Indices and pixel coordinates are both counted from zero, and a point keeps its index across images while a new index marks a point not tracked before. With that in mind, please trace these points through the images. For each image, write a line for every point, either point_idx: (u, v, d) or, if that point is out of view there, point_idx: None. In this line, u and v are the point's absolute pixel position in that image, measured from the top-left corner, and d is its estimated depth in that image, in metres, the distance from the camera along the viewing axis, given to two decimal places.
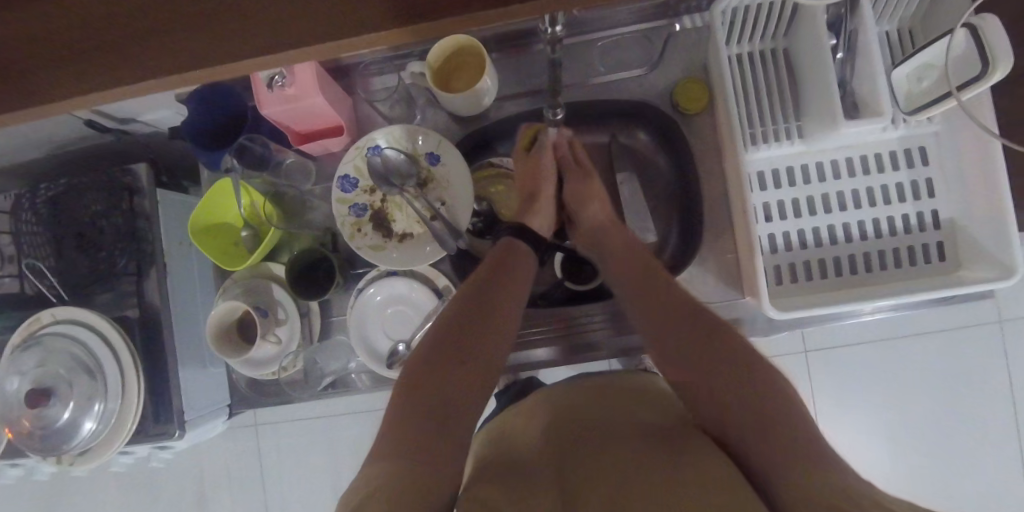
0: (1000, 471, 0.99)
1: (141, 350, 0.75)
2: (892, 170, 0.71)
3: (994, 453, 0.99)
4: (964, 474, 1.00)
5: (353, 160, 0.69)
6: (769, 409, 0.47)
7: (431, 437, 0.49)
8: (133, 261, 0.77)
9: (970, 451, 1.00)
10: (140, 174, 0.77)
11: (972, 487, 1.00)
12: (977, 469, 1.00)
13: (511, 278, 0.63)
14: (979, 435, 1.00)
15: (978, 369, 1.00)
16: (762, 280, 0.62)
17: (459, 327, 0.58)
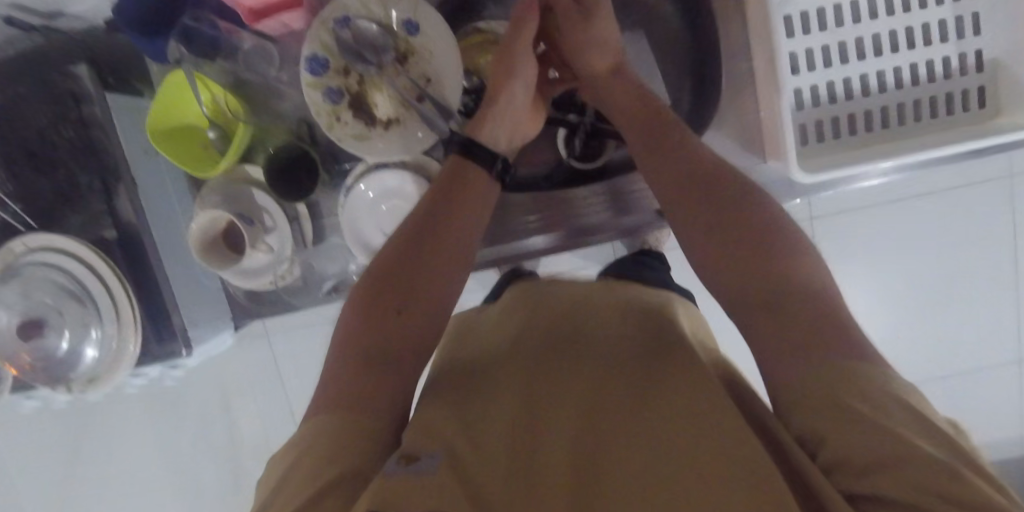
0: (998, 319, 1.02)
1: (127, 272, 0.71)
2: (936, 4, 0.62)
3: (995, 304, 1.01)
4: (961, 329, 1.03)
5: (318, 36, 0.59)
6: (805, 328, 0.41)
7: (383, 390, 0.46)
8: (98, 177, 0.70)
9: (972, 303, 1.01)
10: (82, 77, 0.68)
11: (968, 335, 1.03)
12: (975, 322, 1.02)
13: (464, 196, 0.55)
14: (984, 288, 1.00)
15: (993, 224, 0.98)
16: (791, 141, 0.57)
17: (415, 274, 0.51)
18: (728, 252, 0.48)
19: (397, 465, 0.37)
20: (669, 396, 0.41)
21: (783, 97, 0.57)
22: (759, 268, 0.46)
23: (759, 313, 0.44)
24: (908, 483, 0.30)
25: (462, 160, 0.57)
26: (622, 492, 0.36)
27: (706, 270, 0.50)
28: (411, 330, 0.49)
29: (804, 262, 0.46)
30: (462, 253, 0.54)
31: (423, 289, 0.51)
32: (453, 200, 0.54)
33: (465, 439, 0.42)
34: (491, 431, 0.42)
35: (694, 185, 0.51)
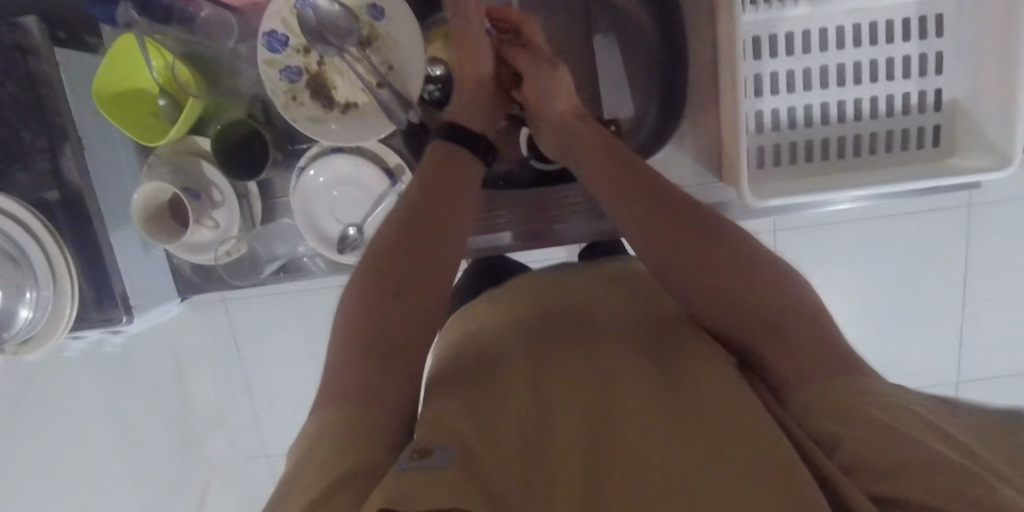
0: (938, 345, 1.06)
1: (68, 233, 0.69)
2: (902, 41, 0.63)
3: (936, 330, 1.05)
4: (902, 352, 1.07)
5: (278, 13, 0.58)
6: (790, 334, 0.43)
7: (385, 382, 0.43)
8: (42, 134, 0.67)
9: (915, 328, 1.05)
10: (30, 27, 0.64)
11: (908, 358, 1.07)
12: (916, 347, 1.06)
13: (459, 192, 0.56)
14: (928, 316, 1.04)
15: (942, 255, 1.01)
16: (743, 163, 0.57)
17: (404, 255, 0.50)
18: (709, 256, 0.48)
19: (410, 458, 0.34)
20: (682, 395, 0.41)
21: (739, 118, 0.57)
22: (739, 279, 0.46)
23: (765, 339, 0.44)
24: (951, 486, 0.29)
25: (445, 146, 0.58)
26: (653, 485, 0.34)
27: (679, 286, 0.48)
28: (405, 323, 0.47)
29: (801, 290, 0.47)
30: (459, 248, 0.54)
31: (417, 274, 0.49)
32: (454, 196, 0.55)
33: (473, 426, 0.39)
34: (494, 423, 0.40)
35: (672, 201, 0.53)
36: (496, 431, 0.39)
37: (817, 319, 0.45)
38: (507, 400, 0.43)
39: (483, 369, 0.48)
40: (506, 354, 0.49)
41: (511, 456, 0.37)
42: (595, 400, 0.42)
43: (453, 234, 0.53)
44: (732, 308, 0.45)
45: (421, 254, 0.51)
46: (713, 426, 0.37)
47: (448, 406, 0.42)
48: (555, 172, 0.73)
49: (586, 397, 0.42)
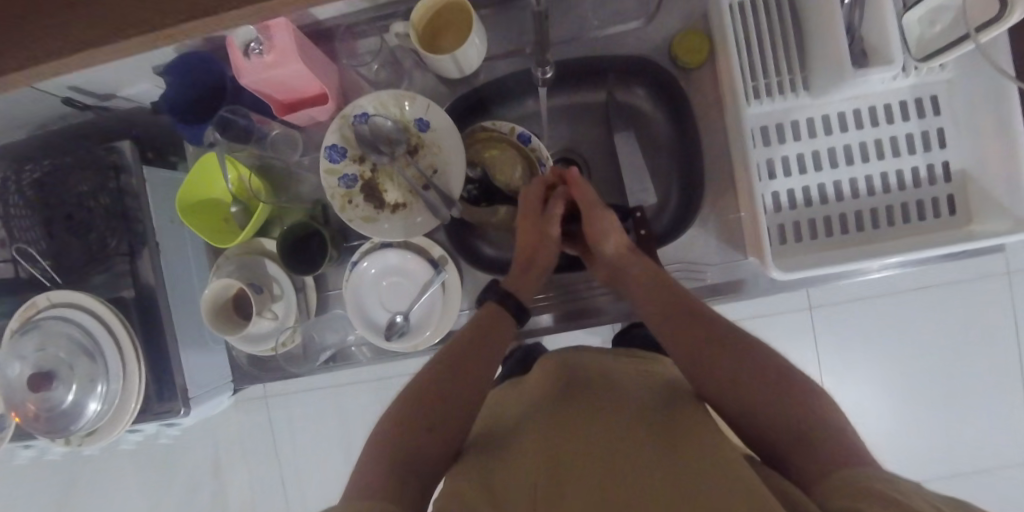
0: (997, 417, 1.01)
1: (141, 330, 0.76)
2: (901, 121, 0.68)
3: (992, 401, 1.01)
4: (962, 429, 1.01)
5: (339, 130, 0.66)
6: (814, 435, 0.47)
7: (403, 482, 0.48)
8: (125, 241, 0.75)
9: (969, 401, 1.01)
10: (126, 151, 0.75)
11: (967, 435, 1.01)
12: (976, 422, 1.01)
13: (492, 334, 0.62)
14: (980, 387, 1.00)
15: (985, 321, 0.99)
16: (765, 239, 0.61)
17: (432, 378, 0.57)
18: (715, 359, 0.54)
19: None
20: (690, 456, 0.43)
21: (758, 199, 0.62)
22: (750, 381, 0.51)
23: (792, 452, 0.48)
24: None
25: (494, 306, 0.65)
26: None
27: (714, 389, 0.53)
28: (433, 431, 0.53)
29: (832, 407, 0.50)
30: (488, 368, 0.59)
31: (449, 392, 0.56)
32: (486, 339, 0.61)
33: (486, 498, 0.43)
34: (508, 483, 0.44)
35: (679, 307, 0.59)
36: (506, 497, 0.42)
37: (843, 426, 0.48)
38: (524, 463, 0.45)
39: (500, 443, 0.52)
40: (525, 418, 0.52)
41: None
42: (609, 456, 0.44)
43: (482, 359, 0.59)
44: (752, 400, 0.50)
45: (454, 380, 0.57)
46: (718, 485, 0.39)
47: (468, 482, 0.46)
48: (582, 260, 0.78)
49: (602, 451, 0.44)
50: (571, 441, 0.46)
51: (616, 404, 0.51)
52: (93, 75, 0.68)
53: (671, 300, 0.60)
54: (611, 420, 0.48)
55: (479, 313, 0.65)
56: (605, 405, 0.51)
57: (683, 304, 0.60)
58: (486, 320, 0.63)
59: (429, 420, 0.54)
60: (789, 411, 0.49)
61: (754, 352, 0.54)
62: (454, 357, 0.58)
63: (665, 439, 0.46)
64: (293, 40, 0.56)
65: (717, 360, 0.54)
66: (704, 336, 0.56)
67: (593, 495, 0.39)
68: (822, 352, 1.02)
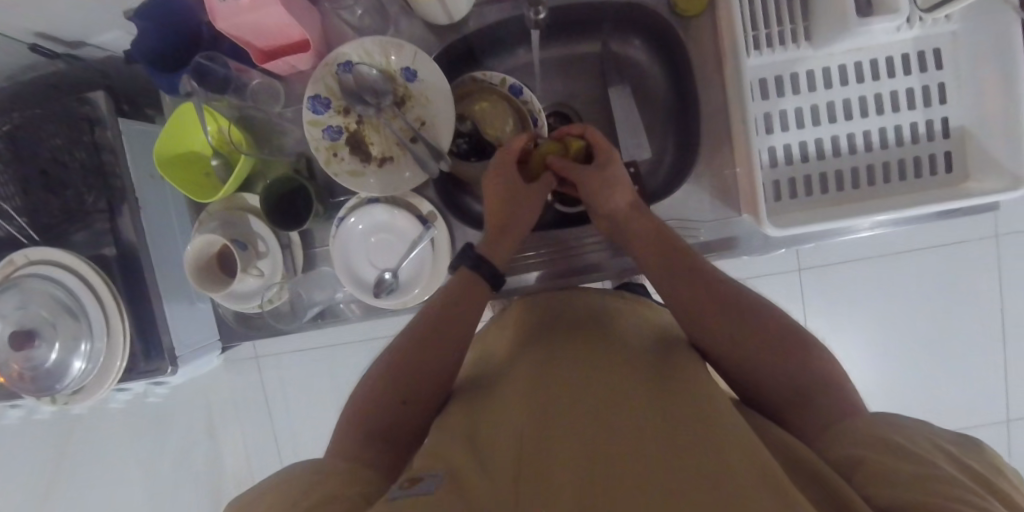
0: (979, 376, 1.03)
1: (124, 288, 0.74)
2: (903, 74, 0.67)
3: (975, 361, 1.02)
4: (945, 387, 1.03)
5: (322, 79, 0.63)
6: (813, 394, 0.48)
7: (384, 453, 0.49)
8: (103, 197, 0.73)
9: (953, 360, 1.02)
10: (99, 103, 0.72)
11: (949, 394, 1.03)
12: (958, 381, 1.03)
13: (470, 301, 0.59)
14: (964, 347, 1.02)
15: (974, 282, 1.00)
16: (762, 195, 0.60)
17: (413, 343, 0.55)
18: (714, 315, 0.53)
19: (401, 488, 0.36)
20: (680, 407, 0.41)
21: (755, 154, 0.60)
22: (752, 340, 0.51)
23: (795, 412, 0.48)
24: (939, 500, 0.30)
25: (471, 274, 0.61)
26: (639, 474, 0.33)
27: (717, 340, 0.52)
28: (417, 400, 0.54)
29: (833, 365, 0.50)
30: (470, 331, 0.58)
31: (429, 357, 0.55)
32: (464, 304, 0.58)
33: (471, 445, 0.41)
34: (494, 428, 0.42)
35: (673, 266, 0.58)
36: (492, 441, 0.41)
37: (842, 384, 0.48)
38: (510, 409, 0.44)
39: (486, 392, 0.50)
40: (514, 368, 0.50)
41: (502, 456, 0.38)
42: (598, 403, 0.42)
43: (462, 321, 0.57)
44: (755, 358, 0.50)
45: (434, 344, 0.55)
46: (708, 435, 0.38)
47: (453, 432, 0.45)
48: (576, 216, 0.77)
49: (592, 399, 0.43)
50: (560, 388, 0.44)
51: (605, 355, 0.49)
52: (59, 19, 0.64)
53: (666, 258, 0.59)
54: (600, 370, 0.47)
55: (453, 278, 0.61)
56: (594, 356, 0.49)
57: (681, 258, 0.58)
58: (461, 285, 0.59)
59: (411, 386, 0.54)
60: (791, 372, 0.49)
61: (755, 313, 0.52)
62: (431, 320, 0.56)
63: (656, 391, 0.44)
64: None
65: (717, 317, 0.52)
66: (704, 292, 0.54)
67: (581, 436, 0.38)
68: (811, 311, 1.03)
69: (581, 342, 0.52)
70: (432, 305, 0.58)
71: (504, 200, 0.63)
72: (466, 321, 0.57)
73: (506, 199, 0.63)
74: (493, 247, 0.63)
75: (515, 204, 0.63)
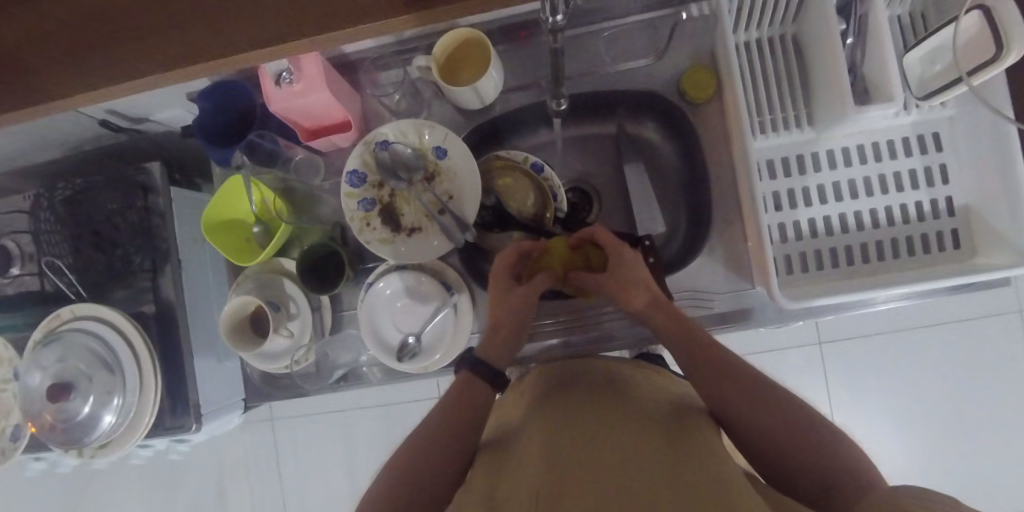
0: None
1: (159, 345, 0.77)
2: (904, 156, 0.70)
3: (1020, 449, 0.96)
4: (989, 477, 0.97)
5: (360, 155, 0.69)
6: (840, 480, 0.45)
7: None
8: (148, 258, 0.78)
9: (993, 446, 0.97)
10: (154, 173, 0.79)
11: (995, 485, 0.96)
12: (1004, 470, 0.96)
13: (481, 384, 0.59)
14: (1006, 431, 0.96)
15: (1007, 362, 0.96)
16: (772, 268, 0.62)
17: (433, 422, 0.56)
18: (730, 388, 0.52)
19: None
20: (694, 484, 0.40)
21: (764, 229, 0.63)
22: (770, 417, 0.49)
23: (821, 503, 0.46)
24: None
25: (469, 376, 0.60)
26: None
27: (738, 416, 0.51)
28: (438, 475, 0.53)
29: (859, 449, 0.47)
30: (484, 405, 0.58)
31: (449, 433, 0.55)
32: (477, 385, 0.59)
33: None
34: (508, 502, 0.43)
35: (686, 337, 0.57)
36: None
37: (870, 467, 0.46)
38: (520, 485, 0.44)
39: (502, 467, 0.50)
40: (529, 437, 0.50)
41: None
42: (611, 477, 0.41)
43: (474, 400, 0.58)
44: (776, 437, 0.48)
45: (450, 425, 0.56)
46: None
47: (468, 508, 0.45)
48: None
49: (604, 472, 0.42)
50: (573, 459, 0.44)
51: (620, 425, 0.49)
52: (131, 100, 0.72)
53: (679, 329, 0.58)
54: (614, 442, 0.46)
55: (452, 383, 0.61)
56: (608, 426, 0.49)
57: (691, 330, 0.58)
58: (464, 382, 0.60)
59: (430, 462, 0.54)
60: (815, 453, 0.47)
61: (771, 387, 0.52)
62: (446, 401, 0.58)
63: (671, 465, 0.43)
64: (319, 68, 0.60)
65: (736, 392, 0.51)
66: (719, 365, 0.54)
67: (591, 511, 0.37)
68: (834, 388, 1.01)
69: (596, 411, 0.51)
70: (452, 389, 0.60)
71: (510, 302, 0.64)
72: (478, 398, 0.58)
73: (512, 301, 0.64)
74: (493, 350, 0.62)
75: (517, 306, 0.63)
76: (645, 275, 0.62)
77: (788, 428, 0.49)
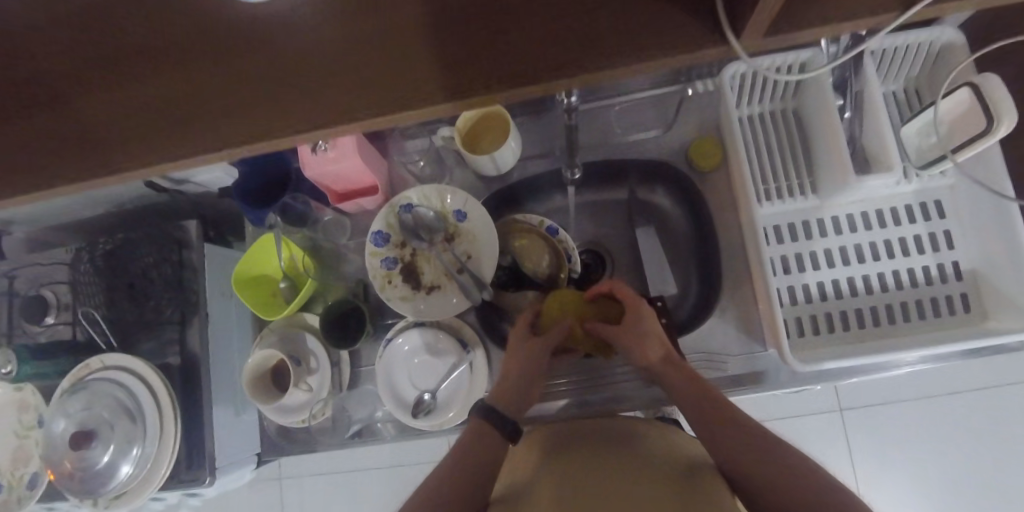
0: None
1: (181, 396, 0.79)
2: (908, 223, 0.73)
3: None
4: None
5: (385, 217, 0.73)
6: None
7: None
8: (178, 310, 0.82)
9: None
10: (191, 229, 0.84)
11: None
12: None
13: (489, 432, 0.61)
14: None
15: None
16: (782, 330, 0.63)
17: (445, 470, 0.58)
18: (738, 446, 0.52)
19: None
20: None
21: (773, 291, 0.65)
22: (780, 480, 0.49)
23: None
24: None
25: (482, 423, 0.61)
26: None
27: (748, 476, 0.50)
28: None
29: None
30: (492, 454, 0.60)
31: (460, 482, 0.57)
32: (486, 433, 0.61)
33: None
34: None
35: (695, 392, 0.58)
36: None
37: None
38: None
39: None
40: (535, 490, 0.52)
41: None
42: None
43: (483, 448, 0.60)
44: (786, 500, 0.48)
45: (460, 474, 0.57)
46: None
47: None
48: None
49: None
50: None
51: (624, 480, 0.50)
52: None
53: (689, 385, 0.59)
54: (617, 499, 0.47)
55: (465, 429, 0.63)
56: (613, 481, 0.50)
57: (700, 386, 0.59)
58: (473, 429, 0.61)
59: (441, 508, 0.55)
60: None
61: (781, 448, 0.51)
62: (457, 449, 0.59)
63: None
64: (354, 138, 0.65)
65: (744, 450, 0.52)
66: (729, 423, 0.54)
67: None
68: (858, 458, 0.97)
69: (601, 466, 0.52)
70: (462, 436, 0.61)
71: (523, 351, 0.65)
72: (486, 446, 0.60)
73: (524, 349, 0.65)
74: (505, 398, 0.63)
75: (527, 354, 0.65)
76: (657, 329, 0.63)
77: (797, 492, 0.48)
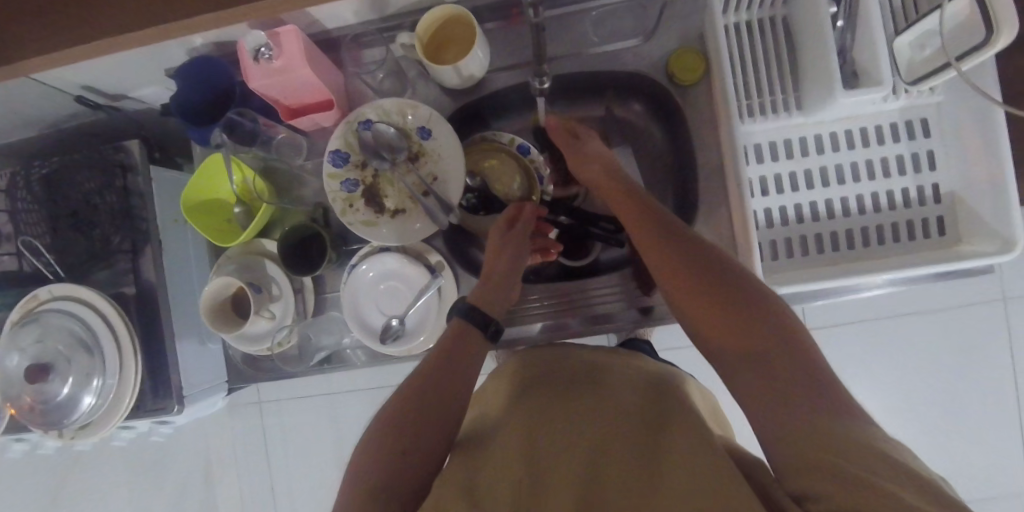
0: (1004, 451, 0.97)
1: (139, 328, 0.77)
2: (891, 142, 0.70)
3: (999, 435, 0.97)
4: (968, 461, 0.98)
5: (343, 136, 0.68)
6: (772, 355, 0.45)
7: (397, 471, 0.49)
8: (128, 239, 0.77)
9: (974, 431, 0.98)
10: (133, 151, 0.77)
11: (974, 469, 0.98)
12: (980, 454, 0.98)
13: (466, 351, 0.60)
14: (985, 416, 0.97)
15: (989, 349, 0.97)
16: (755, 253, 0.62)
17: (426, 382, 0.56)
18: (670, 249, 0.54)
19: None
20: (680, 473, 0.41)
21: (748, 212, 0.63)
22: (705, 278, 0.51)
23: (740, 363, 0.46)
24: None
25: (461, 322, 0.62)
26: None
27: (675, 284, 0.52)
28: (429, 419, 0.53)
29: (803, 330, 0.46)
30: (469, 369, 0.58)
31: (438, 388, 0.55)
32: (460, 351, 0.59)
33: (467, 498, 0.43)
34: (488, 483, 0.44)
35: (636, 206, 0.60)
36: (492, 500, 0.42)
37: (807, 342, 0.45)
38: (501, 468, 0.45)
39: (484, 439, 0.51)
40: (513, 415, 0.51)
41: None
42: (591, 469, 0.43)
43: (462, 366, 0.58)
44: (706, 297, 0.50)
45: (440, 384, 0.56)
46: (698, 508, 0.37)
47: (452, 478, 0.46)
48: (584, 267, 0.77)
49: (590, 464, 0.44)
50: (554, 448, 0.46)
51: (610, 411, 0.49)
52: (107, 75, 0.70)
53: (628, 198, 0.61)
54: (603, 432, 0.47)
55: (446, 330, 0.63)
56: (599, 410, 0.49)
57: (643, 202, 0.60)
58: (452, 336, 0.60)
59: (419, 408, 0.53)
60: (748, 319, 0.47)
61: (720, 261, 0.52)
62: (441, 363, 0.57)
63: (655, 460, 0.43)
64: (301, 44, 0.59)
65: (671, 252, 0.54)
66: (663, 231, 0.56)
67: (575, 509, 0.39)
68: None
69: (581, 398, 0.51)
70: (444, 344, 0.59)
71: (498, 248, 0.67)
72: (466, 365, 0.58)
73: (497, 242, 0.67)
74: (485, 297, 0.64)
75: (502, 249, 0.67)
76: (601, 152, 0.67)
77: (711, 284, 0.50)
